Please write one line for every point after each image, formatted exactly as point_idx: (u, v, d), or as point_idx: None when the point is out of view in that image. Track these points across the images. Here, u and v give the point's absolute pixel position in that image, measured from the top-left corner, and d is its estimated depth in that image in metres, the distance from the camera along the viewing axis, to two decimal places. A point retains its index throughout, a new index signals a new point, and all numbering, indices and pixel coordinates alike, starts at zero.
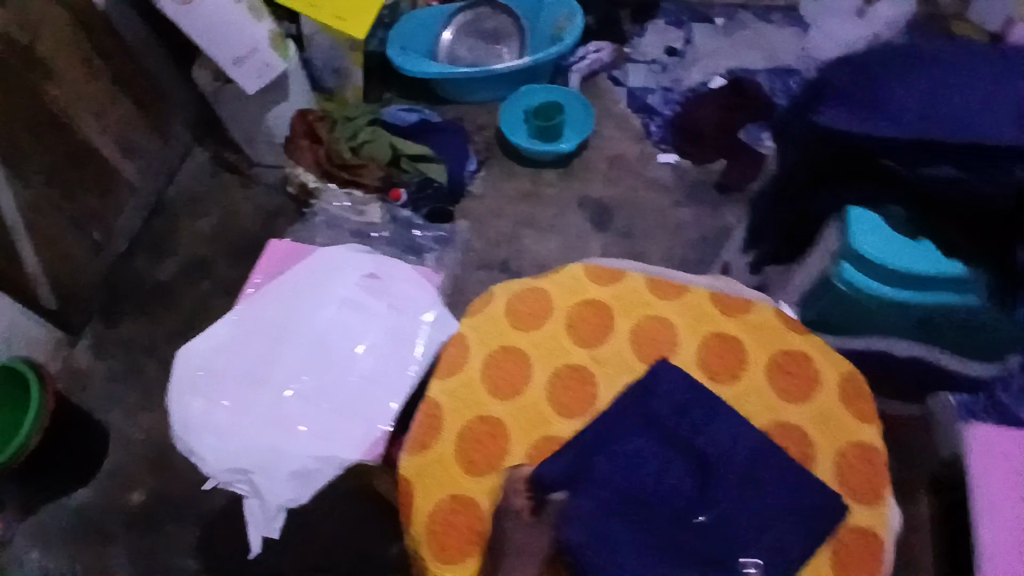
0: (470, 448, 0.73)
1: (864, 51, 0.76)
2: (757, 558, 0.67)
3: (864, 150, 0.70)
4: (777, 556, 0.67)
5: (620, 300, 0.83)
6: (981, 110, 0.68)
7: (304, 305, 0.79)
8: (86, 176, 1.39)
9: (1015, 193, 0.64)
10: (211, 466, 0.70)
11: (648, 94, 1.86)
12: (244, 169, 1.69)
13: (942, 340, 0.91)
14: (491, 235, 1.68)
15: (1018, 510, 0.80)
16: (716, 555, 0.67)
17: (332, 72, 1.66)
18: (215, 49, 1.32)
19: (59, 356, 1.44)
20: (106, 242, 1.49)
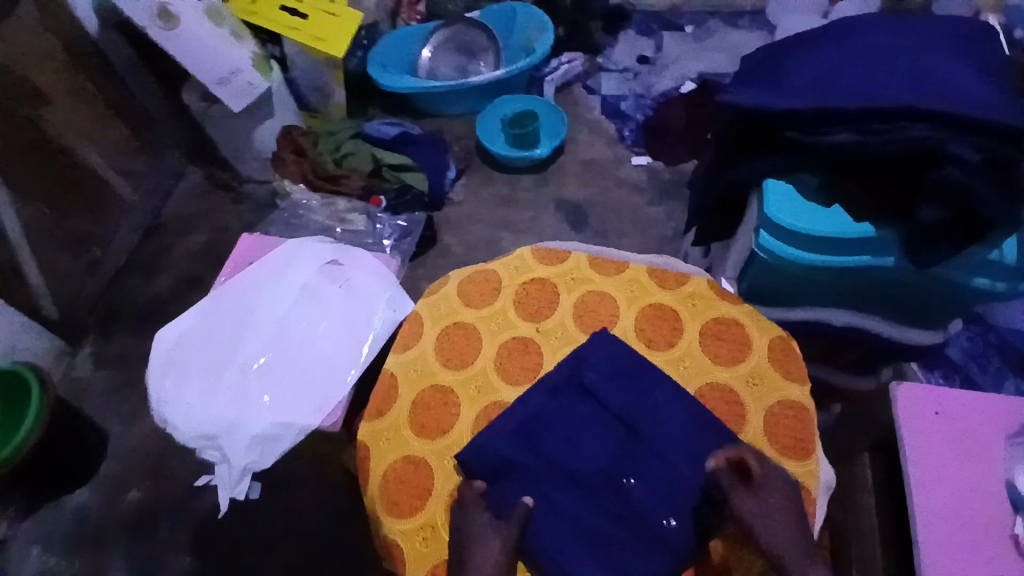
0: (421, 414, 0.79)
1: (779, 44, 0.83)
2: (695, 512, 0.72)
3: (771, 122, 0.76)
4: (711, 510, 0.72)
5: (563, 278, 0.90)
6: (875, 80, 0.73)
7: (270, 293, 0.90)
8: (81, 194, 1.47)
9: (909, 148, 0.68)
10: (185, 434, 0.80)
11: (621, 101, 1.92)
12: (234, 186, 1.76)
13: (884, 312, 0.94)
14: (471, 239, 1.73)
15: (955, 472, 0.74)
16: (653, 511, 0.72)
17: (314, 90, 1.73)
18: (199, 71, 1.39)
19: (61, 364, 1.49)
20: (104, 258, 1.57)
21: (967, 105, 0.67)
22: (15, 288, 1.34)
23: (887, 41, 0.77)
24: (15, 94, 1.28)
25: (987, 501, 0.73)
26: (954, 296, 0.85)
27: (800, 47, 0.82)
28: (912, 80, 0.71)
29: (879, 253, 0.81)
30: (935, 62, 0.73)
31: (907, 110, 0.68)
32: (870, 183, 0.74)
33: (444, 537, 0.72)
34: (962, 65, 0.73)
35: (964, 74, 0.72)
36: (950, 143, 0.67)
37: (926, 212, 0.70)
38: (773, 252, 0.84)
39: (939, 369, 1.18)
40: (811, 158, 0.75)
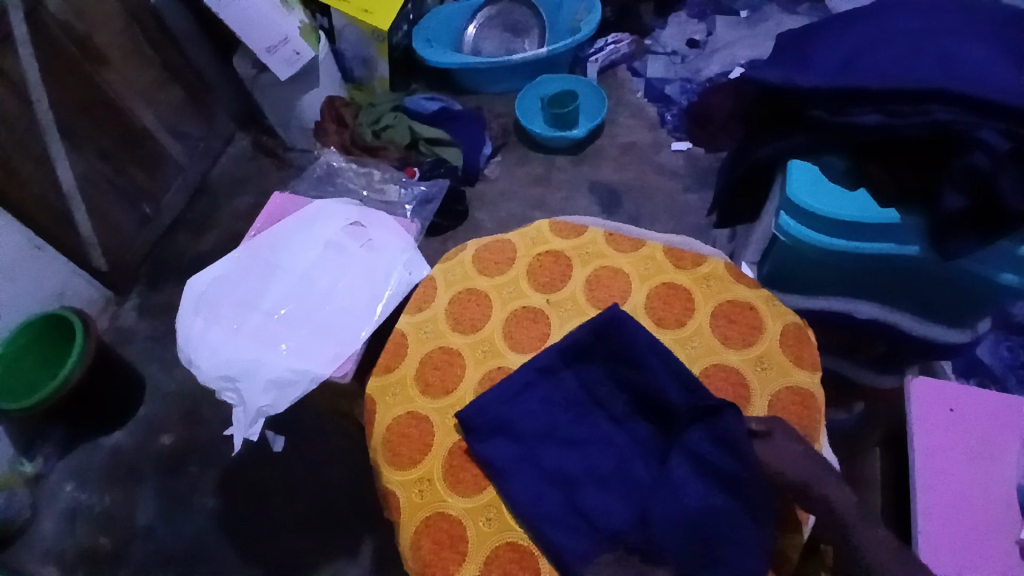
0: (428, 373, 0.82)
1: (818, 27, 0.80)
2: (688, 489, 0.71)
3: (797, 101, 0.75)
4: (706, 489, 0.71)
5: (578, 252, 0.90)
6: (903, 59, 0.70)
7: (295, 248, 0.94)
8: (134, 154, 1.55)
9: (934, 131, 0.67)
10: (207, 374, 0.85)
11: (666, 85, 1.85)
12: (279, 153, 1.82)
13: (908, 304, 0.91)
14: (503, 216, 1.73)
15: (964, 472, 0.72)
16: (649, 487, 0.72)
17: (360, 62, 1.76)
18: (250, 39, 1.43)
19: (108, 312, 1.59)
20: (154, 215, 1.65)
21: (998, 89, 0.65)
22: (70, 238, 1.43)
23: (919, 25, 0.75)
24: (76, 55, 1.35)
25: (994, 502, 0.70)
26: (984, 289, 0.83)
27: (830, 28, 0.80)
28: (941, 62, 0.69)
29: (904, 241, 0.79)
30: (965, 46, 0.70)
31: (936, 91, 0.66)
32: (895, 168, 0.74)
33: (440, 490, 0.74)
34: (993, 50, 0.70)
35: (994, 58, 0.69)
36: (979, 128, 0.65)
37: (950, 199, 0.68)
38: (794, 236, 0.84)
39: (980, 378, 1.11)
40: (838, 140, 0.74)
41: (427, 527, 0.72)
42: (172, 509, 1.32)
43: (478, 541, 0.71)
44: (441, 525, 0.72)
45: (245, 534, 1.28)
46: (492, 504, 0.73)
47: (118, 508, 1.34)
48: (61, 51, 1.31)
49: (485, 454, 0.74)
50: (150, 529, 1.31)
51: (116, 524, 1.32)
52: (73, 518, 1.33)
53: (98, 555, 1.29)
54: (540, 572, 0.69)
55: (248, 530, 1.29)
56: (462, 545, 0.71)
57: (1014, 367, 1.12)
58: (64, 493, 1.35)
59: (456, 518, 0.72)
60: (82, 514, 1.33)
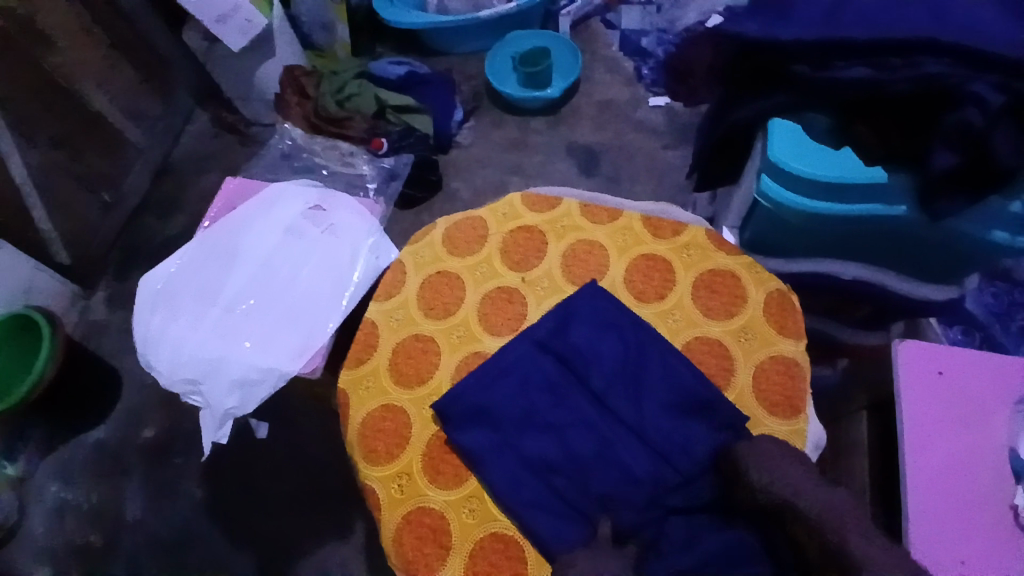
0: (401, 362, 0.79)
1: None
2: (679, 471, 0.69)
3: (778, 55, 0.70)
4: (694, 467, 0.70)
5: (552, 226, 0.86)
6: (890, 9, 0.67)
7: (254, 239, 0.90)
8: (89, 138, 1.45)
9: (923, 85, 0.64)
10: (168, 378, 0.82)
11: (642, 36, 1.76)
12: (242, 129, 1.72)
13: (891, 261, 0.89)
14: (478, 184, 1.67)
15: (954, 437, 0.71)
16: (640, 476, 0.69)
17: (320, 28, 1.65)
18: (196, 8, 1.32)
19: (76, 307, 1.53)
20: (117, 202, 1.57)
21: (991, 40, 0.62)
22: (30, 234, 1.36)
23: None
24: (22, 41, 1.24)
25: (982, 468, 0.70)
26: (970, 249, 0.81)
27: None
28: (930, 12, 0.66)
29: (890, 202, 0.78)
30: None
31: (926, 43, 0.63)
32: (883, 125, 0.70)
33: (419, 484, 0.72)
34: None
35: None
36: (971, 81, 0.62)
37: (940, 157, 0.65)
38: (774, 200, 0.82)
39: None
40: (820, 95, 0.70)
41: (408, 522, 0.70)
42: (161, 503, 1.30)
43: (461, 534, 0.69)
44: (423, 520, 0.70)
45: (235, 523, 1.27)
46: (473, 496, 0.71)
47: (106, 506, 1.31)
48: (6, 37, 1.21)
49: (465, 444, 0.72)
50: (141, 524, 1.29)
51: (105, 521, 1.30)
52: (60, 516, 1.31)
53: (89, 554, 1.27)
54: (525, 561, 0.68)
55: (237, 519, 1.27)
56: (445, 539, 0.69)
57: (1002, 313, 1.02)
58: (49, 494, 1.32)
59: (437, 510, 0.70)
60: (69, 512, 1.31)
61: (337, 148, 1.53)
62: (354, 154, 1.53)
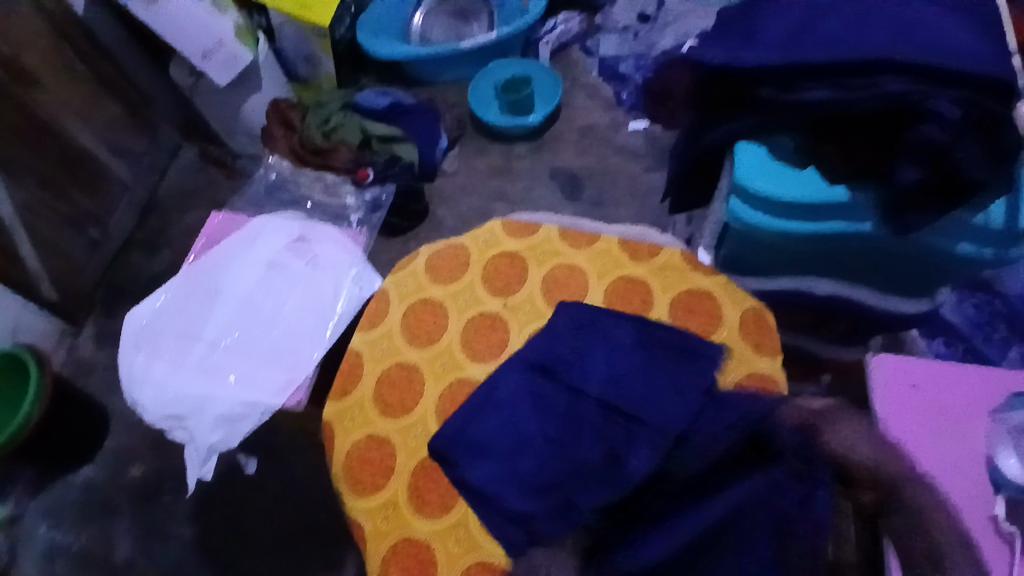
0: (385, 392, 0.79)
1: (762, 10, 0.77)
2: None
3: (742, 80, 0.74)
4: None
5: (533, 251, 0.87)
6: (851, 30, 0.69)
7: (238, 273, 0.91)
8: (77, 175, 1.46)
9: (886, 104, 0.66)
10: (153, 415, 0.83)
11: (620, 63, 1.77)
12: (229, 162, 1.74)
13: (863, 276, 0.92)
14: (464, 211, 1.69)
15: (933, 449, 0.72)
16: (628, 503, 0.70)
17: (303, 60, 1.69)
18: (181, 45, 1.36)
19: (64, 345, 1.52)
20: (103, 239, 1.58)
21: (953, 57, 0.65)
22: (16, 272, 1.36)
23: None
24: (6, 80, 1.26)
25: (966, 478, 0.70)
26: (935, 261, 0.84)
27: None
28: (894, 32, 0.68)
29: (855, 218, 0.79)
30: (915, 10, 0.70)
31: (884, 63, 0.66)
32: (851, 142, 0.73)
33: (406, 514, 0.72)
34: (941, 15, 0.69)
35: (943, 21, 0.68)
36: (932, 98, 0.65)
37: (906, 173, 0.68)
38: (745, 222, 0.83)
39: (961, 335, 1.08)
40: (786, 117, 0.73)
41: (395, 553, 0.71)
42: (151, 542, 1.28)
43: (449, 563, 0.70)
44: (410, 550, 0.70)
45: (227, 560, 1.25)
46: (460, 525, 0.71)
47: (96, 546, 1.29)
48: None
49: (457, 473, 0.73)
50: (131, 564, 1.27)
51: (94, 562, 1.28)
52: (49, 559, 1.28)
53: None
54: None
55: (228, 557, 1.26)
56: (432, 569, 0.69)
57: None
58: (37, 536, 1.30)
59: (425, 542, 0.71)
60: (58, 554, 1.29)
61: (324, 179, 1.56)
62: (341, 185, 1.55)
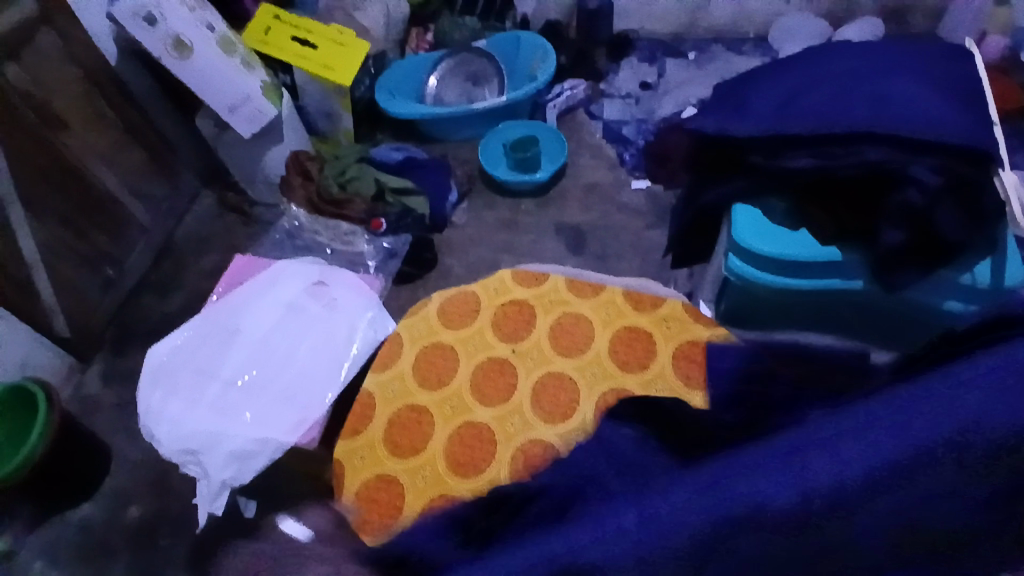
0: (396, 432, 0.82)
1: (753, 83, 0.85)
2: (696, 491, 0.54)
3: (734, 147, 0.81)
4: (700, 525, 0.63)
5: (539, 300, 0.92)
6: (833, 102, 0.76)
7: (257, 314, 0.95)
8: (98, 215, 1.53)
9: (868, 171, 0.72)
10: (167, 449, 0.85)
11: (624, 126, 1.92)
12: (245, 209, 1.81)
13: (857, 331, 0.97)
14: (472, 262, 1.75)
15: None
16: None
17: (324, 116, 1.79)
18: (210, 99, 1.46)
19: (71, 381, 1.55)
20: (118, 278, 1.62)
21: (928, 126, 0.71)
22: (32, 307, 1.40)
23: (854, 66, 0.81)
24: (36, 122, 1.33)
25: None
26: (929, 317, 0.87)
27: (765, 73, 0.88)
28: (874, 104, 0.74)
29: (850, 276, 0.82)
30: (894, 85, 0.76)
31: (866, 136, 0.72)
32: (835, 208, 0.78)
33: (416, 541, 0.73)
34: (917, 86, 0.76)
35: (922, 93, 0.74)
36: (911, 165, 0.71)
37: (889, 235, 0.73)
38: (742, 277, 0.86)
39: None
40: (776, 183, 0.79)
41: None
42: None
43: None
44: None
45: None
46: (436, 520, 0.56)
47: None
48: (21, 119, 1.30)
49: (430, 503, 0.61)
50: None
51: None
52: None
53: None
54: None
55: None
56: None
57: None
58: None
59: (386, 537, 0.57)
60: None
61: (339, 227, 1.62)
62: (357, 233, 1.63)
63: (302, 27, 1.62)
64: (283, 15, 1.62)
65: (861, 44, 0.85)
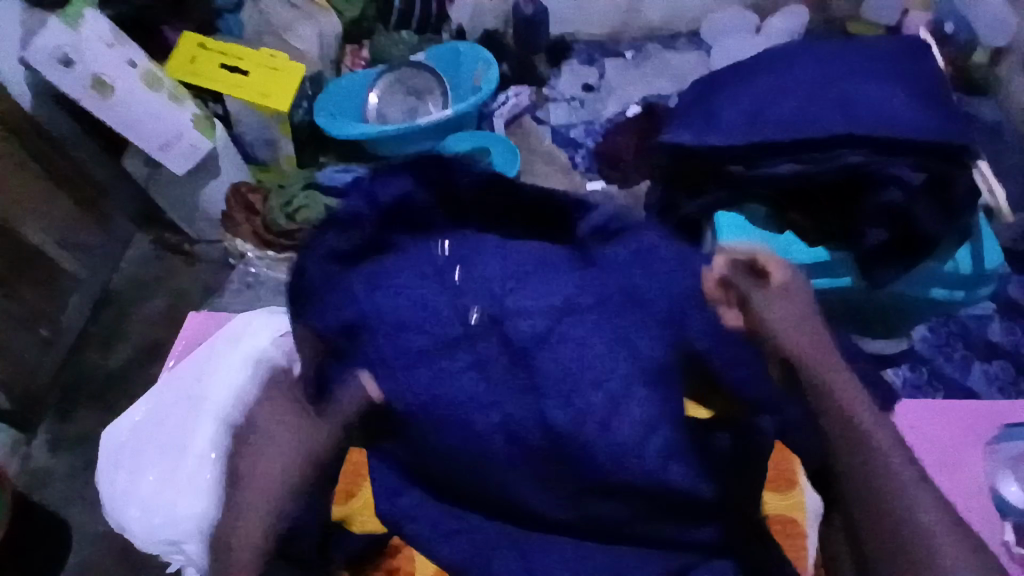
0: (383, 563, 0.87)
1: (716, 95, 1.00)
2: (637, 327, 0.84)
3: (711, 158, 0.93)
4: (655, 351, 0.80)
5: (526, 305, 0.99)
6: (808, 109, 0.90)
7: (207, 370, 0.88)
8: (27, 273, 1.39)
9: (842, 170, 0.85)
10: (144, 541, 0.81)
11: (571, 129, 1.92)
12: (187, 248, 1.69)
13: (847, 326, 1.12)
14: None
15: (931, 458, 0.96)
16: None
17: (264, 144, 1.70)
18: (141, 137, 1.36)
19: (15, 456, 1.41)
20: (56, 337, 1.48)
21: (894, 128, 0.85)
22: None
23: (822, 74, 0.94)
24: None
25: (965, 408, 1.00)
26: (919, 305, 1.06)
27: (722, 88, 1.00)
28: (840, 107, 0.89)
29: (837, 276, 0.92)
30: (858, 87, 0.90)
31: (844, 137, 0.86)
32: (818, 215, 0.89)
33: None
34: (878, 83, 0.91)
35: (885, 92, 0.89)
36: (888, 165, 0.83)
37: (873, 233, 0.86)
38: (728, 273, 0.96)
39: (934, 387, 1.27)
40: (758, 187, 0.91)
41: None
42: None
43: None
44: None
45: None
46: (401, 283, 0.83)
47: None
48: None
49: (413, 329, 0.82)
50: None
51: None
52: None
53: None
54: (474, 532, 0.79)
55: None
56: None
57: (1006, 388, 1.26)
58: None
59: (334, 387, 0.80)
60: None
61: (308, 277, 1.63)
62: None
63: (232, 55, 1.55)
64: (209, 43, 1.55)
65: (818, 50, 0.98)
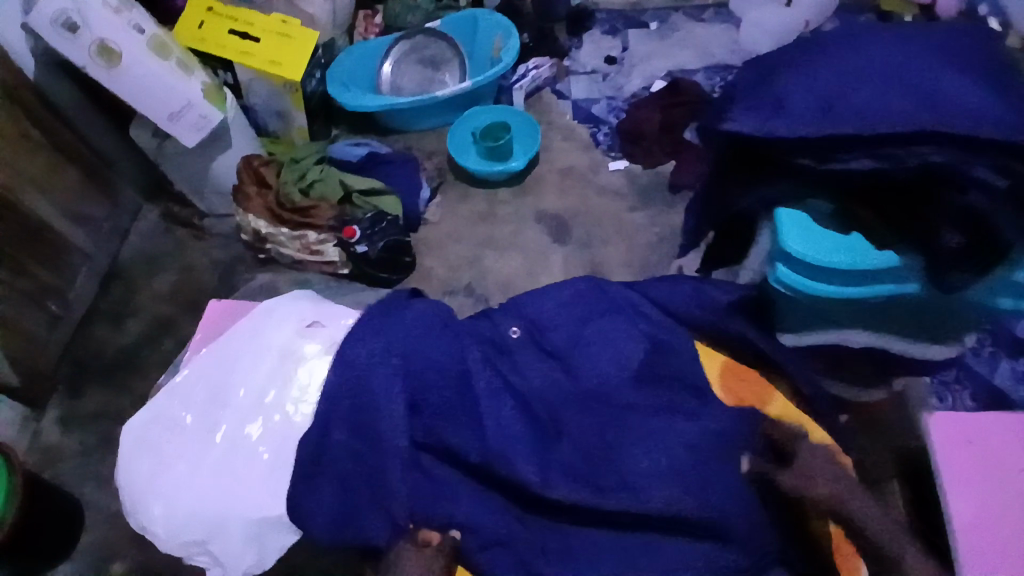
0: None
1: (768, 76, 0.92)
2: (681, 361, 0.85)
3: (766, 149, 0.87)
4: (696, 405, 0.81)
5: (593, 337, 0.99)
6: (877, 98, 0.79)
7: (238, 364, 0.84)
8: (35, 249, 1.34)
9: (919, 171, 0.76)
10: (169, 539, 0.77)
11: (592, 104, 1.83)
12: (197, 222, 1.64)
13: (893, 326, 1.07)
14: (452, 259, 1.62)
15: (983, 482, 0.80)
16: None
17: (275, 115, 1.62)
18: (148, 108, 1.28)
19: (27, 432, 1.39)
20: (65, 313, 1.44)
21: (980, 122, 0.74)
22: None
23: (894, 58, 0.84)
24: None
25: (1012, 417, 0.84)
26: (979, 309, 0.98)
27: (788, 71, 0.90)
28: (919, 98, 0.78)
29: (900, 282, 0.90)
30: (944, 79, 0.79)
31: (923, 139, 0.75)
32: (882, 207, 0.83)
33: None
34: (958, 72, 0.80)
35: (966, 82, 0.78)
36: (970, 168, 0.74)
37: (950, 238, 0.77)
38: (791, 284, 0.94)
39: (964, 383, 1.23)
40: (818, 182, 0.85)
41: None
42: None
43: None
44: None
45: None
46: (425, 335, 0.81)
47: None
48: None
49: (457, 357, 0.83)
50: None
51: None
52: None
53: None
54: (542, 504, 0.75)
55: None
56: None
57: None
58: None
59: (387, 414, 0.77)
60: None
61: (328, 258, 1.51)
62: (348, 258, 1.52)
63: (240, 19, 1.46)
64: (217, 7, 1.46)
65: (889, 36, 0.87)
